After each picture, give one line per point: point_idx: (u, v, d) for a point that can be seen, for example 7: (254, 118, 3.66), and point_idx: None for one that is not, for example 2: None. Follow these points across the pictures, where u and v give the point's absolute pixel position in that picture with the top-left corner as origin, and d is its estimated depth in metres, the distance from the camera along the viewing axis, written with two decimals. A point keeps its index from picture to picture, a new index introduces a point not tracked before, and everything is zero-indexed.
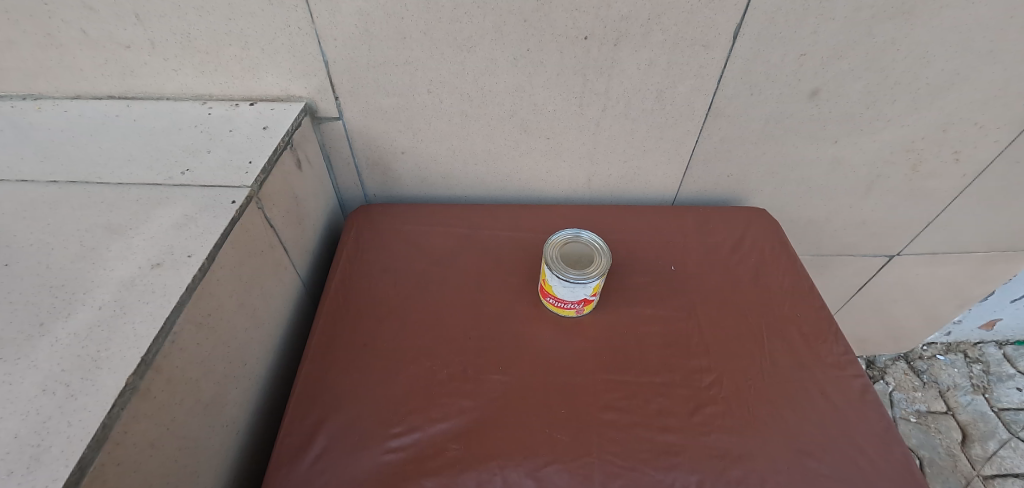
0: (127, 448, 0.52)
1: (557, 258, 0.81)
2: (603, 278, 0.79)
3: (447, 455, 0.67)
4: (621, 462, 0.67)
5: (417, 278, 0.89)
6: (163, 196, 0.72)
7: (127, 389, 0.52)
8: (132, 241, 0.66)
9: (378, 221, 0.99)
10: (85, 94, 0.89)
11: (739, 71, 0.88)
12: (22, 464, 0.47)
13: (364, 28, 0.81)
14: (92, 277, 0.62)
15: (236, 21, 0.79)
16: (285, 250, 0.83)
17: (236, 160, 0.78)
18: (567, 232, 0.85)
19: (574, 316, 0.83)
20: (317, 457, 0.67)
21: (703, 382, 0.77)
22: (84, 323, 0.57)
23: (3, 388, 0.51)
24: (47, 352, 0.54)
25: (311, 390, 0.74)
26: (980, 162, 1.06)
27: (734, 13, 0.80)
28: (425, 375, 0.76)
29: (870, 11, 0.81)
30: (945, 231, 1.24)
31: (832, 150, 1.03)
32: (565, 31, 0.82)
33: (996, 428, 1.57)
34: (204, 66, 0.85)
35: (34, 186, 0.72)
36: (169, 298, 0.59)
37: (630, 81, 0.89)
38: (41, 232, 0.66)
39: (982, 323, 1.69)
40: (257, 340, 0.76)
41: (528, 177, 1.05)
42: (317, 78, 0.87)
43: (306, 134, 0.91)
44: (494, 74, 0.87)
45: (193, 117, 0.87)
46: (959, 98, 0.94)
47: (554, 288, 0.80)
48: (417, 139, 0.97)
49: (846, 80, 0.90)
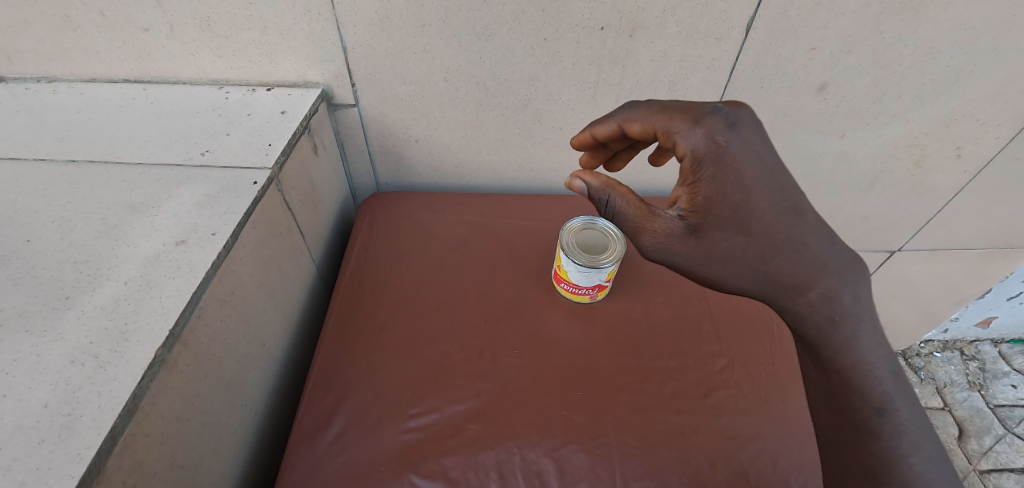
0: (155, 420, 0.52)
1: (571, 246, 0.81)
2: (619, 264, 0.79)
3: (465, 435, 0.68)
4: (637, 443, 0.68)
5: (431, 264, 0.90)
6: (184, 176, 0.73)
7: (157, 361, 0.52)
8: (155, 218, 0.66)
9: (391, 208, 0.99)
10: (101, 77, 0.90)
11: (751, 64, 0.90)
12: (53, 432, 0.47)
13: (384, 14, 0.82)
14: (116, 253, 0.62)
15: (257, 6, 0.80)
16: (301, 234, 0.84)
17: (256, 142, 0.78)
18: (582, 220, 0.85)
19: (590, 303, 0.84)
20: (335, 436, 0.67)
21: (716, 366, 0.78)
22: (110, 297, 0.57)
23: (32, 359, 0.51)
24: (74, 324, 0.55)
25: (329, 372, 0.74)
26: (981, 158, 1.09)
27: (748, 7, 0.82)
28: (441, 358, 0.76)
29: (879, 7, 0.82)
30: (946, 228, 1.27)
31: (838, 145, 1.05)
32: (582, 21, 0.83)
33: (991, 424, 1.61)
34: (221, 51, 0.86)
35: (53, 165, 0.73)
36: (194, 274, 0.60)
37: (643, 72, 0.90)
38: (63, 210, 0.66)
39: (979, 321, 1.72)
40: (275, 321, 0.76)
41: (540, 167, 1.07)
42: (334, 64, 0.88)
43: (322, 120, 0.91)
44: (511, 63, 0.89)
45: (210, 101, 0.87)
46: (963, 95, 0.96)
47: (568, 274, 0.81)
48: (431, 127, 0.98)
49: (855, 74, 0.92)
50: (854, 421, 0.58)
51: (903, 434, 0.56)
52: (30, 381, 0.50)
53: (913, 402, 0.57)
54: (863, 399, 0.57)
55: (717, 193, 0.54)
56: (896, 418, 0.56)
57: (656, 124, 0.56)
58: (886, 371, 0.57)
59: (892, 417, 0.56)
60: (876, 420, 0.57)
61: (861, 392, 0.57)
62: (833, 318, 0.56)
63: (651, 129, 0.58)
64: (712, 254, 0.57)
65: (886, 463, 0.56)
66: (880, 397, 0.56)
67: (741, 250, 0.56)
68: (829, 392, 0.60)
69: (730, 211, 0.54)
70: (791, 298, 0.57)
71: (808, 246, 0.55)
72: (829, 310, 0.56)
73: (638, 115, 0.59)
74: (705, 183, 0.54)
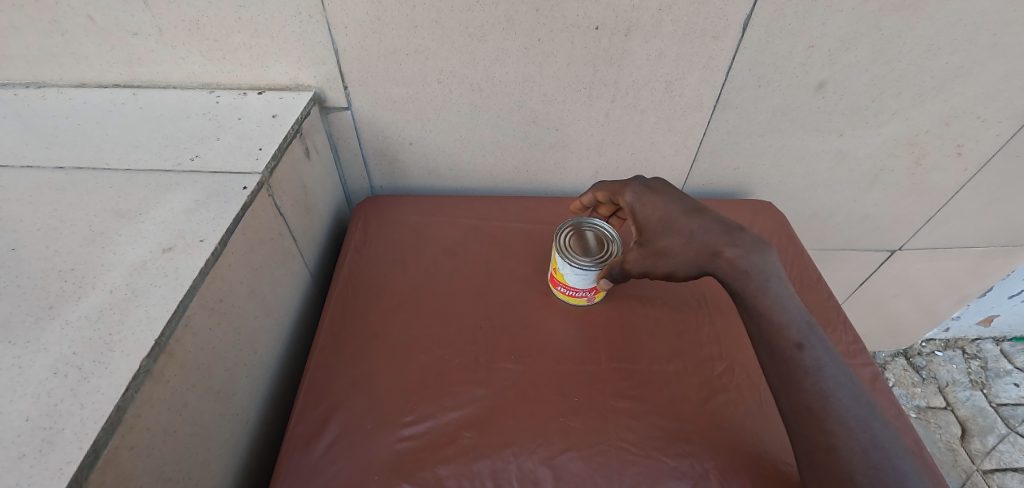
0: (140, 432, 0.51)
1: (568, 246, 0.79)
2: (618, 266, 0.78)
3: (460, 444, 0.67)
4: (635, 450, 0.67)
5: (426, 268, 0.89)
6: (173, 182, 0.71)
7: (141, 372, 0.51)
8: (142, 225, 0.65)
9: (386, 212, 0.98)
10: (90, 83, 0.88)
11: (748, 63, 0.89)
12: (33, 447, 0.45)
13: (375, 16, 0.80)
14: (102, 261, 0.61)
15: (246, 8, 0.79)
16: (293, 240, 0.83)
17: (246, 146, 0.77)
18: (578, 219, 0.83)
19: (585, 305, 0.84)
20: (328, 446, 0.66)
21: (715, 370, 0.77)
22: (95, 306, 0.56)
23: (13, 371, 0.50)
24: (58, 335, 0.54)
25: (322, 380, 0.73)
26: (982, 156, 1.08)
27: (744, 5, 0.81)
28: (436, 364, 0.75)
29: (877, 3, 0.81)
30: (946, 226, 1.26)
31: (838, 143, 1.04)
32: (577, 21, 0.82)
33: (995, 423, 1.59)
34: (211, 54, 0.85)
35: (39, 172, 0.71)
36: (181, 282, 0.58)
37: (639, 72, 0.89)
38: (49, 218, 0.65)
39: (980, 320, 1.70)
40: (266, 328, 0.75)
41: (536, 170, 1.06)
42: (326, 66, 0.87)
43: (314, 123, 0.90)
44: (505, 64, 0.87)
45: (201, 105, 0.86)
46: (963, 92, 0.95)
47: (565, 277, 0.79)
48: (425, 130, 0.97)
49: (853, 72, 0.91)
50: (785, 364, 0.62)
51: (823, 371, 0.60)
52: (11, 395, 0.49)
53: (824, 342, 0.63)
54: (784, 340, 0.62)
55: (648, 221, 0.70)
56: (814, 356, 0.61)
57: (609, 189, 0.80)
58: (799, 315, 0.63)
59: (811, 354, 0.61)
60: (798, 359, 0.61)
61: (781, 333, 0.62)
62: (744, 270, 0.64)
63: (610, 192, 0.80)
64: (657, 260, 0.68)
65: (818, 400, 0.59)
66: (797, 336, 0.62)
67: (677, 262, 0.67)
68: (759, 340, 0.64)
69: (654, 232, 0.69)
70: (712, 260, 0.65)
71: (716, 241, 0.65)
72: (737, 264, 0.64)
73: (602, 188, 0.82)
74: (636, 217, 0.72)
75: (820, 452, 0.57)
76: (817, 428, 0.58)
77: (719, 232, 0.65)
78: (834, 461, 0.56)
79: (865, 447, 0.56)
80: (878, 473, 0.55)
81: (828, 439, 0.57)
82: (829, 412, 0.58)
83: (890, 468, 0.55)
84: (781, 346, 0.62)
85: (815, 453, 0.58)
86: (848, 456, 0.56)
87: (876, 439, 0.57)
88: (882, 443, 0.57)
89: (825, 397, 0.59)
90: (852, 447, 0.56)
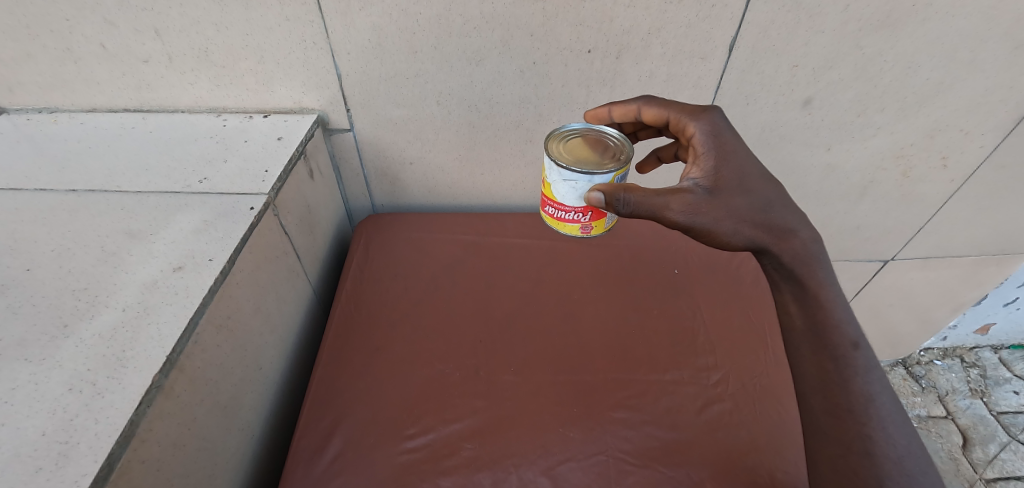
0: (151, 446, 0.53)
1: (562, 149, 0.68)
2: (622, 175, 0.65)
3: (462, 455, 0.68)
4: (634, 459, 0.68)
5: (427, 284, 0.91)
6: (182, 203, 0.74)
7: (154, 387, 0.53)
8: (153, 246, 0.67)
9: (387, 230, 1.01)
10: (100, 108, 0.92)
11: (735, 82, 0.92)
12: (50, 460, 0.47)
13: (377, 42, 0.84)
14: (114, 280, 0.63)
15: (253, 36, 0.82)
16: (297, 258, 0.85)
17: (252, 169, 0.80)
18: (577, 127, 0.73)
19: (578, 235, 0.72)
20: (332, 459, 0.67)
21: (711, 379, 0.78)
22: (108, 324, 0.58)
23: (30, 387, 0.52)
24: (72, 352, 0.56)
25: (326, 394, 0.75)
26: (968, 166, 1.10)
27: (729, 27, 0.85)
28: (437, 377, 0.77)
29: (857, 24, 0.85)
30: (938, 236, 1.28)
31: (826, 157, 1.07)
32: (570, 45, 0.85)
33: (996, 432, 1.59)
34: (219, 80, 0.88)
35: (53, 195, 0.74)
36: (191, 300, 0.61)
37: (631, 92, 0.92)
38: (62, 238, 0.67)
39: (977, 328, 1.72)
40: (271, 345, 0.77)
41: (533, 187, 1.08)
42: (329, 90, 0.90)
43: (317, 145, 0.93)
44: (501, 86, 0.91)
45: (208, 128, 0.89)
46: (946, 106, 0.99)
47: (553, 189, 0.68)
48: (425, 149, 1.00)
49: (838, 89, 0.94)
50: (833, 363, 0.62)
51: (871, 373, 0.62)
52: (28, 410, 0.50)
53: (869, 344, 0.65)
54: (841, 339, 0.62)
55: (722, 172, 0.63)
56: (865, 357, 0.62)
57: (667, 111, 0.71)
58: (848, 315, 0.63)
59: (863, 355, 0.62)
60: (850, 358, 0.62)
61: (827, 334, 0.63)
62: (809, 259, 0.64)
63: (664, 116, 0.72)
64: (720, 217, 0.61)
65: (862, 403, 0.60)
66: (852, 335, 0.63)
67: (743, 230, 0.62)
68: (808, 334, 0.64)
69: (725, 182, 0.62)
70: (776, 237, 0.63)
71: (787, 218, 0.63)
72: (807, 248, 0.64)
73: (654, 103, 0.73)
74: (704, 156, 0.65)
75: (853, 455, 0.59)
76: (856, 433, 0.60)
77: (793, 214, 0.64)
78: (862, 465, 0.58)
79: (901, 453, 0.58)
80: (909, 479, 0.57)
81: (864, 443, 0.59)
82: (869, 415, 0.60)
83: (920, 475, 0.57)
84: (837, 344, 0.62)
85: (846, 456, 0.59)
86: (881, 461, 0.58)
87: (907, 445, 0.59)
88: (913, 449, 0.59)
89: (869, 401, 0.60)
90: (887, 453, 0.58)
